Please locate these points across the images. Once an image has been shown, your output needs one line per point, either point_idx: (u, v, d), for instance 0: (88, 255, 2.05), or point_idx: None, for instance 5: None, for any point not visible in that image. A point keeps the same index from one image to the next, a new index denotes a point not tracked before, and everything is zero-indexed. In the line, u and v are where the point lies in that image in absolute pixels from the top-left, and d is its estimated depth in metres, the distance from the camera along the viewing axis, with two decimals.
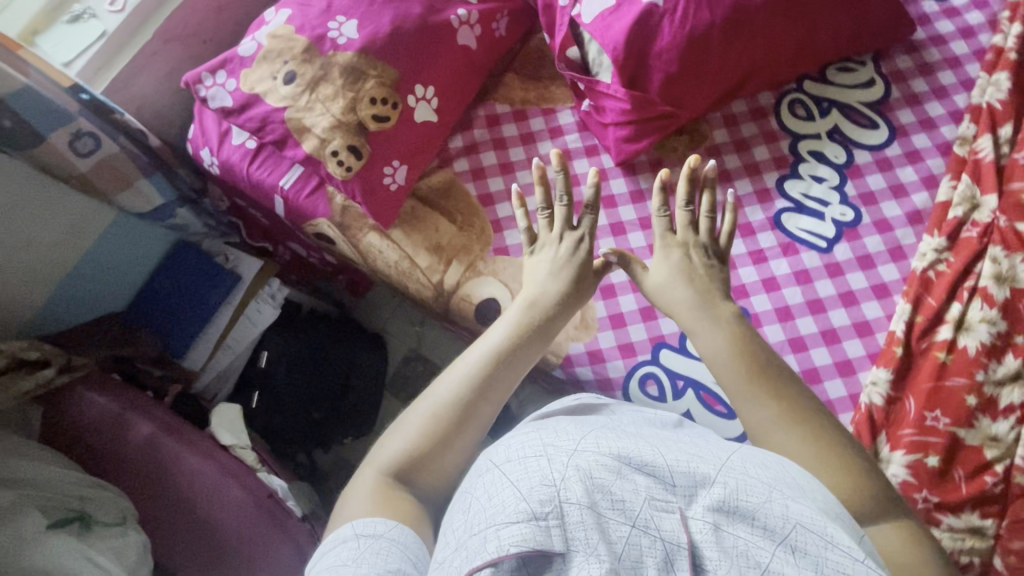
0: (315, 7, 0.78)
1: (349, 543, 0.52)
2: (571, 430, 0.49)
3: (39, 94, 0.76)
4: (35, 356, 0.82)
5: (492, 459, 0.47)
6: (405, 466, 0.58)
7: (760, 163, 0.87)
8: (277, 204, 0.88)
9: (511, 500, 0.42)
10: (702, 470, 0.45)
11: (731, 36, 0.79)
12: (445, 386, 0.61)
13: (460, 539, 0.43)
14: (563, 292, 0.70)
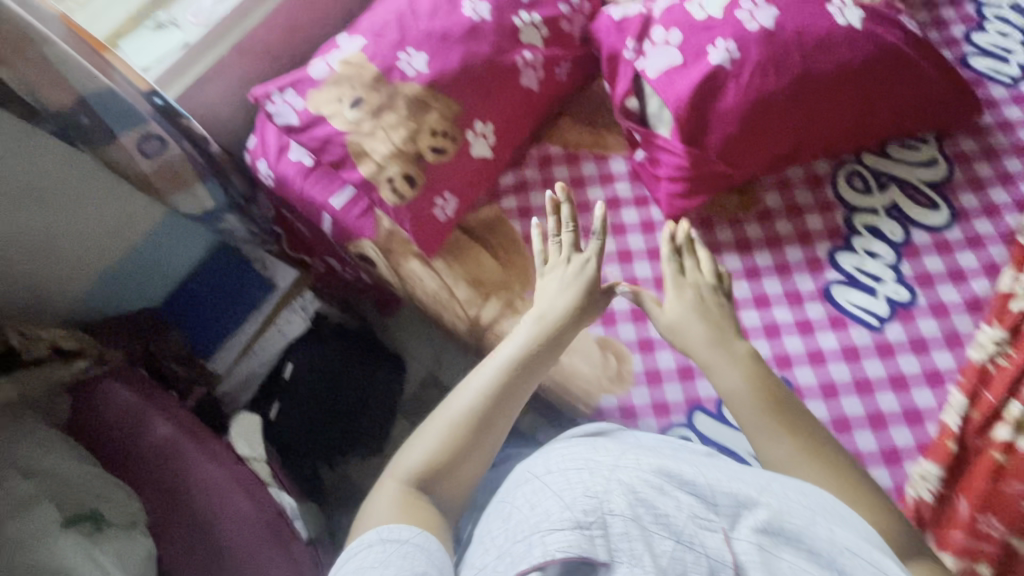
0: (388, 38, 0.79)
1: (374, 547, 0.51)
2: (609, 450, 0.57)
3: (121, 98, 0.74)
4: (71, 345, 0.85)
5: (535, 472, 0.56)
6: (425, 473, 0.60)
7: (812, 231, 0.86)
8: (325, 220, 0.89)
9: (557, 509, 0.50)
10: (742, 495, 0.52)
11: (795, 105, 0.79)
12: (460, 399, 0.63)
13: (502, 545, 0.50)
14: (572, 306, 0.71)
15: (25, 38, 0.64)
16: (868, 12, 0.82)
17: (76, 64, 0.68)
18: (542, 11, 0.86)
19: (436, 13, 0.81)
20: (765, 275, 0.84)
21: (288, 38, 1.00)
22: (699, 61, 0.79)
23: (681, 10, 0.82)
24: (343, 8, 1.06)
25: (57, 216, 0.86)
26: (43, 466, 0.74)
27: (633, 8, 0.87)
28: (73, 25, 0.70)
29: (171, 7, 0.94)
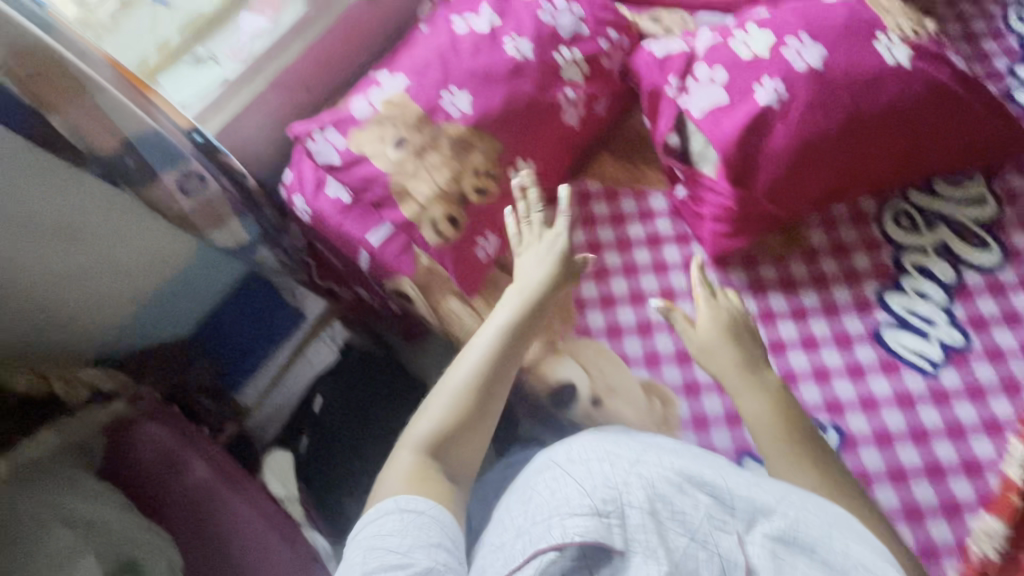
0: (432, 77, 0.79)
1: (393, 515, 0.58)
2: (629, 446, 0.58)
3: (166, 140, 0.73)
4: (110, 386, 0.87)
5: (555, 460, 0.57)
6: (437, 445, 0.64)
7: (860, 271, 0.84)
8: (361, 256, 0.88)
9: (577, 496, 0.51)
10: (758, 500, 0.54)
11: (845, 145, 0.78)
12: (459, 373, 0.67)
13: (523, 526, 0.52)
14: (551, 276, 0.73)
15: (75, 84, 0.63)
16: (916, 50, 0.81)
17: (123, 107, 0.67)
18: (582, 47, 0.85)
19: (478, 51, 0.80)
20: (812, 316, 0.82)
21: (320, 71, 1.00)
22: (746, 100, 0.78)
23: (725, 48, 0.81)
24: (374, 40, 1.06)
25: (91, 251, 0.85)
26: (83, 516, 0.74)
27: (674, 44, 0.86)
28: (118, 67, 0.69)
29: (210, 41, 0.93)
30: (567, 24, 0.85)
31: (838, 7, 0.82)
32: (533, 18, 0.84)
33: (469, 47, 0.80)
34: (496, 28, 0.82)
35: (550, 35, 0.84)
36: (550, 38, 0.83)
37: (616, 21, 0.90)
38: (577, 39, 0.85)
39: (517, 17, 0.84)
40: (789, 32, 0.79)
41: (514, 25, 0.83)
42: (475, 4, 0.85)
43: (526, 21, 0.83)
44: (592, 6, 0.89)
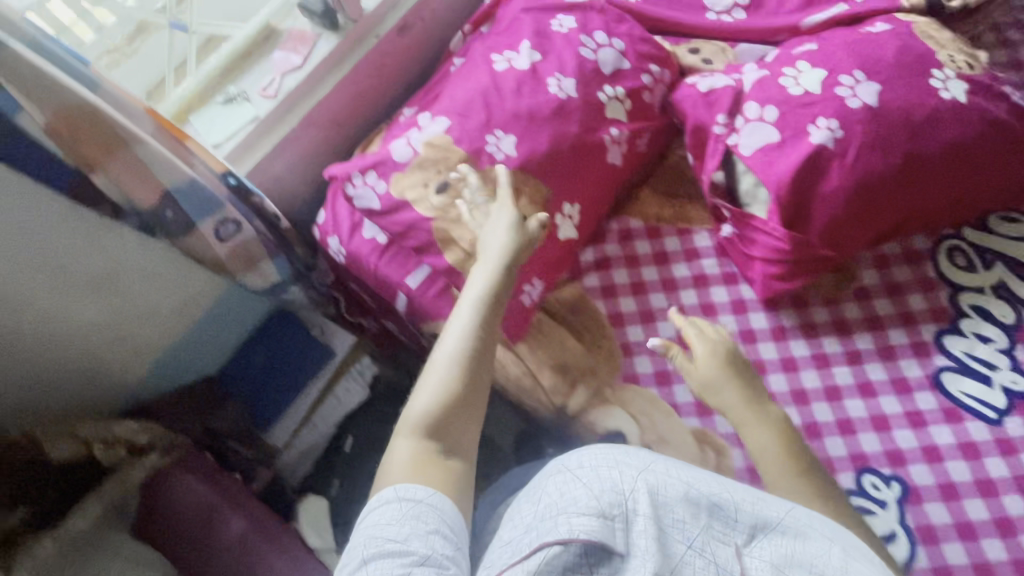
0: (475, 119, 0.76)
1: (392, 505, 0.55)
2: (639, 453, 0.55)
3: (202, 188, 0.71)
4: (143, 439, 0.81)
5: (564, 463, 0.55)
6: (432, 429, 0.60)
7: (915, 312, 0.81)
8: (398, 299, 0.86)
9: (584, 496, 0.50)
10: (766, 514, 0.51)
11: (903, 185, 0.75)
12: (443, 351, 0.64)
13: (530, 523, 0.51)
14: (511, 234, 0.70)
15: (117, 138, 0.60)
16: (974, 84, 0.77)
17: (163, 158, 0.65)
18: (625, 83, 0.82)
19: (520, 90, 0.77)
20: (868, 360, 0.80)
21: (349, 105, 0.98)
22: (799, 139, 0.75)
23: (774, 84, 0.78)
24: (401, 71, 1.04)
25: (125, 303, 0.81)
26: None
27: (719, 79, 0.83)
28: (156, 116, 0.67)
29: (240, 79, 0.91)
30: (609, 59, 0.82)
31: (889, 40, 0.80)
32: (574, 54, 0.81)
33: (511, 86, 0.78)
34: (536, 64, 0.80)
35: (593, 71, 0.81)
36: (592, 75, 0.80)
37: (657, 53, 0.87)
38: (619, 74, 0.82)
39: (558, 53, 0.81)
40: (842, 67, 0.77)
41: (556, 62, 0.80)
42: (514, 40, 0.83)
43: (567, 57, 0.80)
44: (633, 38, 0.86)
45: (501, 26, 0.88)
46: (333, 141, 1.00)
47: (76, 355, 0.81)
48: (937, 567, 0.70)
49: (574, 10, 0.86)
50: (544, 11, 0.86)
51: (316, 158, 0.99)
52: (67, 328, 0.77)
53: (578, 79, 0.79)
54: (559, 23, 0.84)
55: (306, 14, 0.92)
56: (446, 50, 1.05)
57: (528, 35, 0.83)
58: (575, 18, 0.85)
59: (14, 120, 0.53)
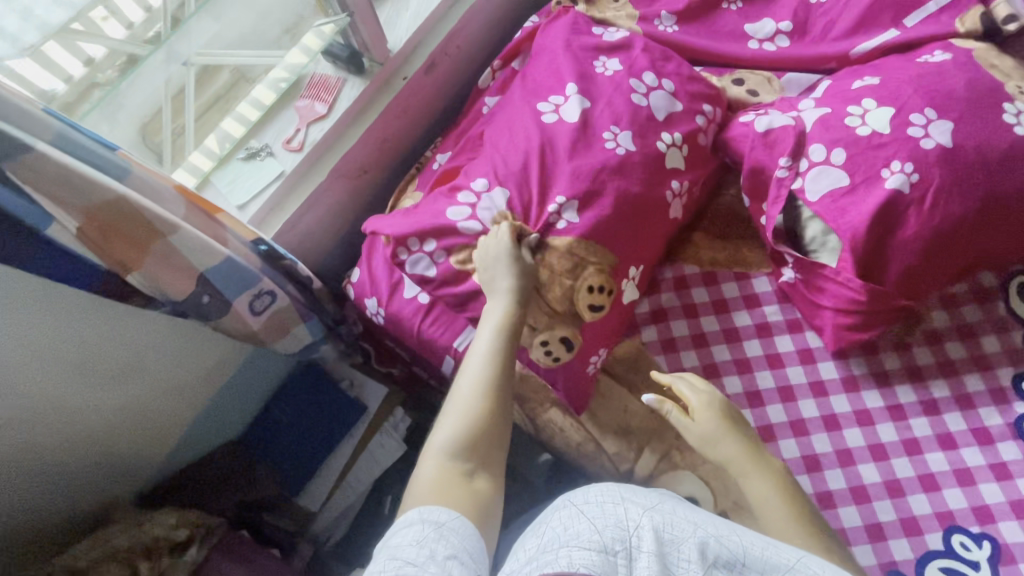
0: (534, 183, 0.71)
1: (415, 526, 0.52)
2: (650, 494, 0.53)
3: (238, 264, 0.65)
4: (182, 534, 0.76)
5: (572, 499, 0.53)
6: (458, 451, 0.59)
7: (990, 355, 0.78)
8: (446, 362, 0.81)
9: (586, 531, 0.47)
10: (779, 560, 0.47)
11: (982, 228, 0.71)
12: (467, 376, 0.64)
13: (532, 556, 0.48)
14: (518, 256, 0.68)
15: (153, 231, 0.56)
16: None
17: (201, 244, 0.60)
18: (680, 128, 0.77)
19: (576, 145, 0.72)
20: (945, 408, 0.77)
21: (375, 151, 0.93)
22: (872, 185, 0.72)
23: (840, 125, 0.75)
24: (426, 111, 0.99)
25: (150, 382, 0.76)
26: None
27: (778, 118, 0.79)
28: (188, 193, 0.62)
29: (263, 132, 0.85)
30: (662, 104, 0.77)
31: (955, 73, 0.76)
32: (625, 100, 0.75)
33: (562, 142, 0.73)
34: (587, 114, 0.74)
35: (647, 118, 0.75)
36: (646, 121, 0.75)
37: (706, 90, 0.82)
38: (671, 118, 0.77)
39: (608, 100, 0.76)
40: (912, 106, 0.73)
41: (607, 109, 0.75)
42: (558, 84, 0.78)
43: (618, 105, 0.75)
44: (681, 78, 0.81)
45: (540, 69, 0.82)
46: (358, 189, 0.95)
47: (93, 443, 0.77)
48: None
49: (617, 49, 0.82)
50: (586, 50, 0.81)
51: (343, 208, 0.94)
52: (94, 412, 0.73)
53: (636, 129, 0.74)
54: (603, 65, 0.79)
55: (330, 59, 0.87)
56: (474, 88, 1.01)
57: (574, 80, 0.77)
58: (620, 60, 0.80)
59: (45, 232, 0.51)
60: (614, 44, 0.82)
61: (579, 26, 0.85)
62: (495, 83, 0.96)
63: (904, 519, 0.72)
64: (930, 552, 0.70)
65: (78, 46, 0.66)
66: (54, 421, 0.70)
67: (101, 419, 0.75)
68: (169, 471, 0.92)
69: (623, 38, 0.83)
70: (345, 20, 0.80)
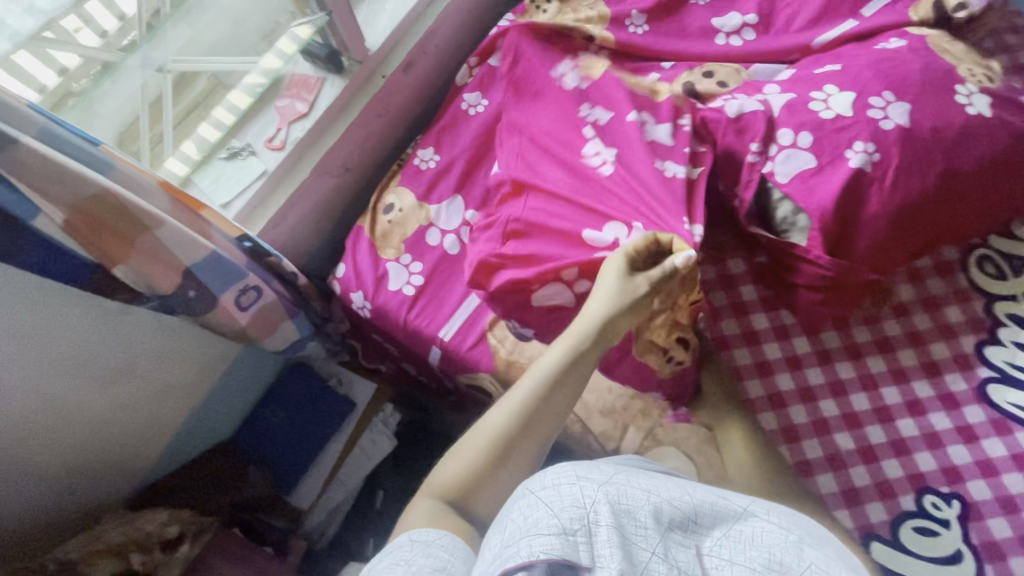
0: (650, 208, 0.73)
1: (404, 547, 0.51)
2: (603, 468, 0.50)
3: (225, 260, 0.66)
4: (173, 531, 0.75)
5: (527, 486, 0.49)
6: (455, 495, 0.58)
7: (954, 324, 0.82)
8: (432, 352, 0.83)
9: (544, 516, 0.44)
10: (734, 509, 0.46)
11: (941, 203, 0.75)
12: (506, 407, 0.62)
13: (494, 555, 0.44)
14: (619, 302, 0.64)
15: (139, 225, 0.56)
16: (995, 97, 0.78)
17: (187, 237, 0.61)
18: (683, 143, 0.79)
19: (625, 185, 0.76)
20: (914, 377, 0.80)
21: (358, 148, 0.94)
22: (836, 164, 0.75)
23: (805, 109, 0.78)
24: (407, 109, 1.01)
25: (142, 383, 0.77)
26: None
27: (747, 102, 0.82)
28: (170, 188, 0.62)
29: (244, 132, 0.86)
30: (673, 129, 0.81)
31: (910, 57, 0.80)
32: (630, 132, 0.81)
33: (629, 180, 0.76)
34: (621, 158, 0.79)
35: (663, 146, 0.79)
36: (668, 151, 0.78)
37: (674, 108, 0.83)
38: (674, 137, 0.79)
39: (626, 138, 0.80)
40: (871, 89, 0.77)
41: (629, 145, 0.80)
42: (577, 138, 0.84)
43: (636, 140, 0.79)
44: (651, 104, 0.85)
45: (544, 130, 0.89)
46: (341, 187, 0.96)
47: (87, 444, 0.76)
48: None
49: (592, 96, 0.89)
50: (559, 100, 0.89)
51: (327, 207, 0.94)
52: (83, 417, 0.73)
53: (679, 158, 0.77)
54: (586, 112, 0.87)
55: (309, 58, 0.89)
56: (452, 85, 1.03)
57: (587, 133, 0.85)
58: (602, 108, 0.87)
59: (30, 223, 0.51)
60: (575, 90, 0.90)
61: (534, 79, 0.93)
62: (473, 81, 0.99)
63: (879, 483, 0.75)
64: (905, 513, 0.73)
65: (50, 54, 0.67)
66: (40, 424, 0.69)
67: (89, 424, 0.74)
68: (155, 478, 0.90)
69: (579, 83, 0.91)
70: (325, 19, 0.81)
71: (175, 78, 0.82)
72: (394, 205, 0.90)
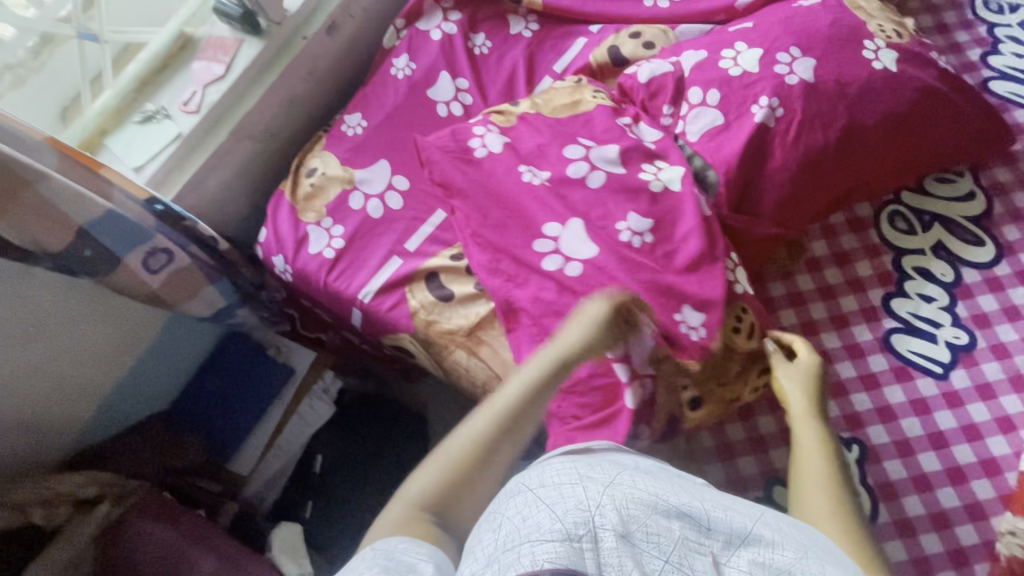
0: (654, 288, 0.69)
1: (364, 557, 0.50)
2: (605, 468, 0.53)
3: (122, 217, 0.66)
4: (89, 493, 0.77)
5: (524, 483, 0.51)
6: (428, 501, 0.55)
7: (863, 278, 0.84)
8: (354, 314, 0.85)
9: (547, 520, 0.46)
10: (739, 520, 0.49)
11: (844, 157, 0.76)
12: (467, 431, 0.58)
13: (491, 554, 0.45)
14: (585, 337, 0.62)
15: (19, 179, 0.57)
16: (902, 53, 0.79)
17: (75, 194, 0.61)
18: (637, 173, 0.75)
19: (622, 268, 0.70)
20: (823, 330, 0.83)
21: (281, 112, 0.94)
22: (743, 119, 0.75)
23: (715, 67, 0.79)
24: (333, 72, 1.00)
25: (54, 346, 0.77)
26: None
27: (659, 65, 0.82)
28: (60, 144, 0.63)
29: (159, 96, 0.85)
30: (642, 177, 0.74)
31: (821, 14, 0.80)
32: (591, 194, 0.74)
33: (623, 265, 0.70)
34: (595, 225, 0.73)
35: (626, 188, 0.74)
36: (635, 196, 0.73)
37: (638, 151, 0.77)
38: (637, 188, 0.74)
39: (587, 209, 0.74)
40: (779, 46, 0.77)
41: (594, 217, 0.73)
42: (537, 219, 0.74)
43: (595, 207, 0.74)
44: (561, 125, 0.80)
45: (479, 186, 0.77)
46: (266, 152, 0.95)
47: None
48: (898, 521, 0.72)
49: (528, 160, 0.78)
50: (477, 165, 0.78)
51: (250, 171, 0.94)
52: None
53: (640, 206, 0.73)
54: (528, 177, 0.76)
55: (224, 19, 0.87)
56: (380, 48, 1.02)
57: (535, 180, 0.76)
58: (545, 167, 0.77)
59: None
60: (504, 153, 0.79)
61: (452, 153, 0.79)
62: (400, 43, 0.98)
63: (784, 431, 0.78)
64: None
65: None
66: None
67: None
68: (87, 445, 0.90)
69: (503, 138, 0.80)
70: None
71: (117, 53, 0.90)
72: (316, 168, 0.90)
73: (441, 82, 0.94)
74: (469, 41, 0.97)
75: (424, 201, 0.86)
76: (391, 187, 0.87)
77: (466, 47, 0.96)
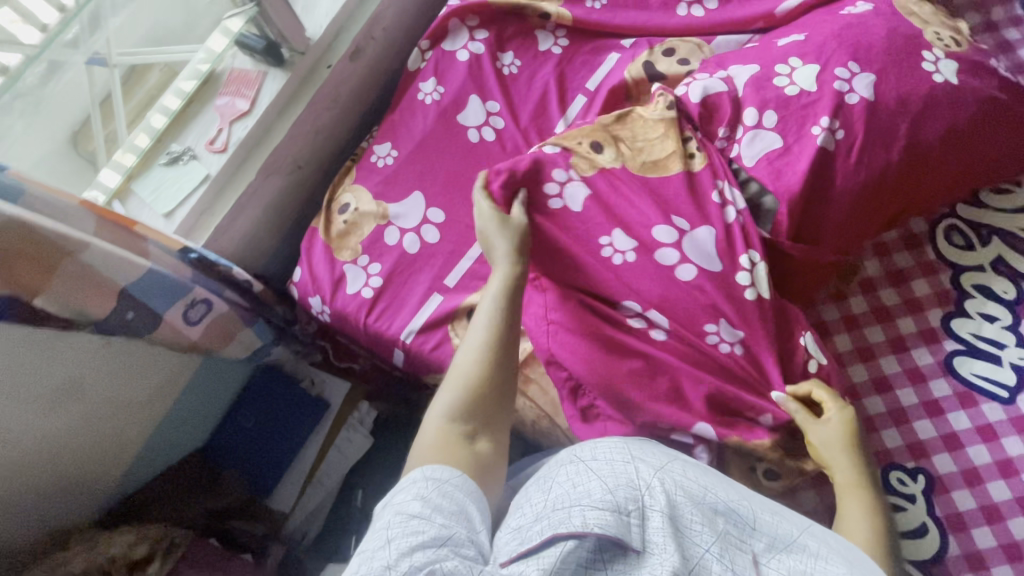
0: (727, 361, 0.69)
1: (418, 483, 0.52)
2: (658, 453, 0.53)
3: (162, 275, 0.64)
4: (140, 551, 0.75)
5: (576, 454, 0.53)
6: (460, 415, 0.59)
7: (920, 297, 0.82)
8: (396, 354, 0.83)
9: (598, 490, 0.47)
10: (784, 532, 0.48)
11: (908, 175, 0.73)
12: (468, 348, 0.64)
13: (541, 511, 0.48)
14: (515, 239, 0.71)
15: (61, 250, 0.55)
16: (962, 62, 0.75)
17: (117, 257, 0.59)
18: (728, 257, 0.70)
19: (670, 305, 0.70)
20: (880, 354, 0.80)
21: (308, 144, 0.91)
22: (803, 142, 0.72)
23: (769, 85, 0.75)
24: (357, 98, 0.96)
25: (95, 402, 0.76)
26: None
27: (711, 82, 0.78)
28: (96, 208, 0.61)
29: (183, 136, 0.83)
30: (738, 278, 0.70)
31: (875, 23, 0.76)
32: (679, 289, 0.70)
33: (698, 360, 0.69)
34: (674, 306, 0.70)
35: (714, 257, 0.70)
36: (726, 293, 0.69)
37: (737, 236, 0.71)
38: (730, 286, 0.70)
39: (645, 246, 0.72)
40: (835, 60, 0.74)
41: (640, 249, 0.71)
42: (601, 265, 0.73)
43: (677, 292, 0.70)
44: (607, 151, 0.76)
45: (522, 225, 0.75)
46: (295, 186, 0.93)
47: (41, 471, 0.74)
48: (968, 554, 0.70)
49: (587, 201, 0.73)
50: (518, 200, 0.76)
51: (279, 207, 0.91)
52: (36, 444, 0.71)
53: (732, 313, 0.69)
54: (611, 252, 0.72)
55: (246, 52, 0.84)
56: (404, 71, 0.98)
57: (619, 257, 0.72)
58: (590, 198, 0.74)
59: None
60: (583, 208, 0.74)
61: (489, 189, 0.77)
62: (426, 66, 0.94)
63: None
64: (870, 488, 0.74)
65: None
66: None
67: (38, 453, 0.72)
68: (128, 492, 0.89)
69: (572, 179, 0.75)
70: (255, 9, 0.77)
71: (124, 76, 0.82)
72: (350, 205, 0.87)
73: (471, 107, 0.91)
74: (498, 61, 0.93)
75: (461, 233, 0.83)
76: (427, 220, 0.84)
77: (494, 68, 0.92)
